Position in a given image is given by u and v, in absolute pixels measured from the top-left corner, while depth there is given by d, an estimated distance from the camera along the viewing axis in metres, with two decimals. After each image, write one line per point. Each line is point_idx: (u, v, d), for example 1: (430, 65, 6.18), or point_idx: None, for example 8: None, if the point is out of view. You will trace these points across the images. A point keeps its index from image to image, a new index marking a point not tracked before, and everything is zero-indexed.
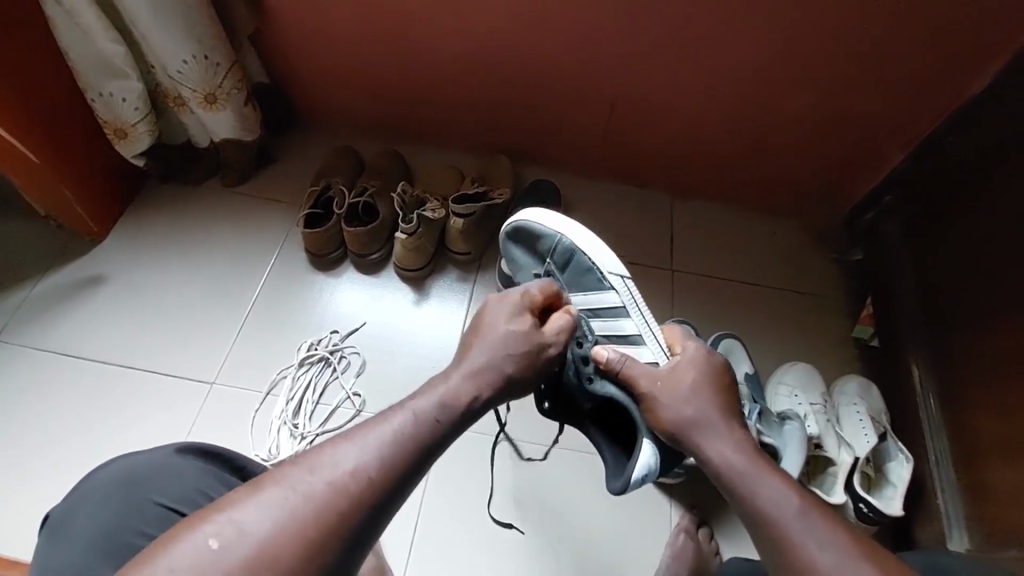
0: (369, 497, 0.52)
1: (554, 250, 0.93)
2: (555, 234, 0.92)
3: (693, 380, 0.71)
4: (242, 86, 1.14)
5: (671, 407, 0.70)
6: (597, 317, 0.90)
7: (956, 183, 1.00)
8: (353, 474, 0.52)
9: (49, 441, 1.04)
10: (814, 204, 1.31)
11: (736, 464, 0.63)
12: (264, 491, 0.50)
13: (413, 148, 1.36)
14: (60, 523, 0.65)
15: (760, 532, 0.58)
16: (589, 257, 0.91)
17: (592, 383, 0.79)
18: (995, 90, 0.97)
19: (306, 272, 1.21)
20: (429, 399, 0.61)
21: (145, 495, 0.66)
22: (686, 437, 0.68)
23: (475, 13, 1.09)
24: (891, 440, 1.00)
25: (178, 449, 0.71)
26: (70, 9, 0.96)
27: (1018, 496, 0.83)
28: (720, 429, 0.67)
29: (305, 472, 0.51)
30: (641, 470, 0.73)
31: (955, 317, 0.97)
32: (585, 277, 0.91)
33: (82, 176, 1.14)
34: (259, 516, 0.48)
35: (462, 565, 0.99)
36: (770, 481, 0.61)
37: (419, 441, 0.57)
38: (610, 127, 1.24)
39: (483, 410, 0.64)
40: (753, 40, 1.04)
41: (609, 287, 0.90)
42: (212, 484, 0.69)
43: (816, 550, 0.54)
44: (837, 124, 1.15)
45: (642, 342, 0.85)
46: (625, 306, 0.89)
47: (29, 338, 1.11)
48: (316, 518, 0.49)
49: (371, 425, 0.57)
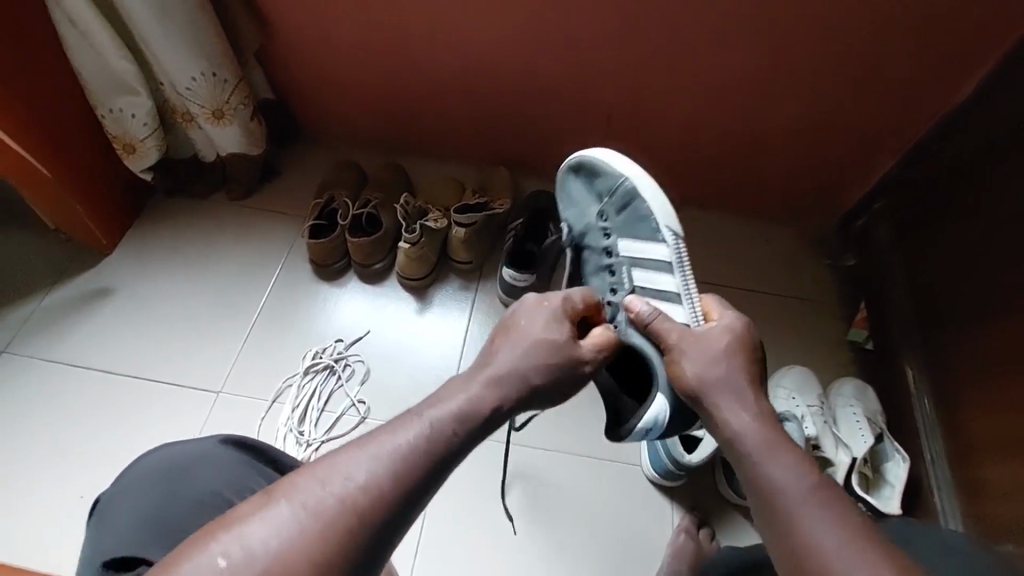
0: (383, 511, 0.48)
1: (614, 191, 0.90)
2: (620, 174, 0.90)
3: (725, 348, 0.66)
4: (248, 101, 1.18)
5: (695, 365, 0.65)
6: (639, 267, 0.87)
7: (944, 188, 1.03)
8: (365, 487, 0.48)
9: (57, 451, 1.05)
10: (806, 211, 1.34)
11: (755, 439, 0.58)
12: (273, 505, 0.46)
13: (414, 161, 1.39)
14: (105, 509, 0.65)
15: (764, 506, 0.55)
16: (648, 205, 0.88)
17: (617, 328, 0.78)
18: (977, 100, 1.01)
19: (310, 282, 1.23)
20: (447, 408, 0.56)
21: (184, 482, 0.65)
22: (704, 396, 0.63)
23: (475, 29, 1.13)
24: (887, 440, 1.03)
25: (221, 440, 0.70)
26: (83, 29, 1.00)
27: (1013, 491, 0.85)
28: (742, 395, 0.62)
29: (316, 482, 0.48)
30: (649, 419, 0.70)
31: (947, 320, 1.00)
32: (640, 223, 0.88)
33: (92, 191, 1.17)
34: (266, 532, 0.45)
35: (466, 570, 1.00)
36: (785, 460, 0.57)
37: (436, 454, 0.52)
38: (606, 139, 1.28)
39: (503, 421, 0.59)
40: (744, 53, 1.08)
41: (661, 240, 0.86)
42: (252, 477, 0.67)
43: (827, 531, 0.51)
44: (827, 134, 1.18)
45: (677, 302, 0.81)
46: (671, 263, 0.85)
47: (37, 350, 1.13)
48: (325, 535, 0.45)
49: (385, 432, 0.52)
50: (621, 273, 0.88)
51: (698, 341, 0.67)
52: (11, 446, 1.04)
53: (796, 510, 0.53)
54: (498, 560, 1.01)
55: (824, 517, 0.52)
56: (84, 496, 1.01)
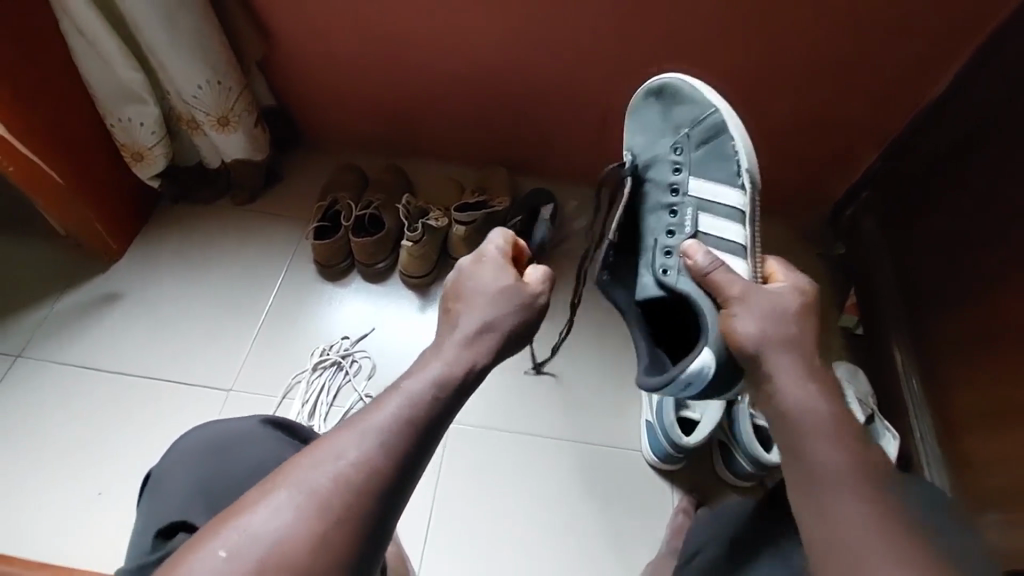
0: (376, 482, 0.52)
1: (700, 123, 0.88)
2: (710, 103, 0.87)
3: (791, 308, 0.69)
4: (252, 108, 1.21)
5: (751, 326, 0.67)
6: (705, 211, 0.86)
7: (925, 176, 1.07)
8: (356, 464, 0.52)
9: (72, 451, 1.08)
10: (796, 203, 1.38)
11: (808, 412, 0.62)
12: (275, 492, 0.51)
13: (413, 162, 1.43)
14: (154, 484, 0.69)
15: (802, 471, 0.61)
16: (734, 142, 0.85)
17: (668, 275, 0.83)
18: (955, 91, 1.06)
19: (315, 282, 1.27)
20: (425, 376, 0.57)
21: (230, 458, 0.69)
22: (758, 358, 0.66)
23: (470, 34, 1.17)
24: (878, 421, 1.06)
25: (261, 421, 0.73)
26: (93, 41, 1.04)
27: (998, 461, 0.89)
28: (798, 365, 0.65)
29: (311, 467, 0.52)
30: (693, 368, 0.72)
31: (932, 303, 1.04)
32: (720, 161, 0.86)
33: (102, 198, 1.20)
34: (271, 517, 0.50)
35: (474, 555, 1.04)
36: (830, 436, 0.61)
37: (419, 423, 0.55)
38: (600, 137, 1.31)
39: (485, 374, 0.61)
40: (731, 51, 1.12)
41: (741, 185, 0.85)
42: (293, 454, 0.70)
43: (853, 506, 0.57)
44: (813, 127, 1.22)
45: (740, 256, 0.84)
46: (746, 212, 0.85)
47: (50, 354, 1.16)
48: (324, 512, 0.50)
49: (372, 410, 0.55)
50: (683, 212, 0.87)
51: (759, 301, 0.69)
52: (28, 447, 1.08)
53: (835, 481, 0.59)
54: (506, 544, 1.05)
55: (852, 490, 0.58)
56: (102, 492, 1.04)
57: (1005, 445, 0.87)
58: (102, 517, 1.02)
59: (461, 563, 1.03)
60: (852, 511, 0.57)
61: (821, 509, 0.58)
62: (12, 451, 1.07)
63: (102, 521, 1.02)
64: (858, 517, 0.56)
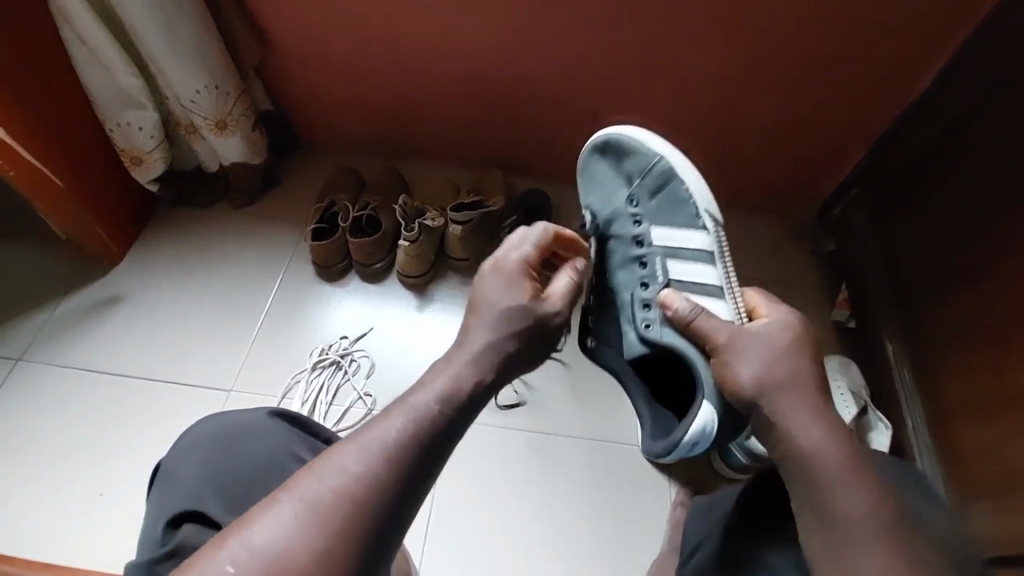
0: (378, 497, 0.50)
1: (650, 173, 0.95)
2: (656, 154, 0.94)
3: (785, 347, 0.70)
4: (249, 112, 1.23)
5: (751, 369, 0.68)
6: (674, 257, 0.91)
7: (913, 171, 1.09)
8: (360, 478, 0.50)
9: (73, 453, 1.08)
10: (787, 200, 1.40)
11: (828, 457, 0.60)
12: (278, 504, 0.49)
13: (409, 164, 1.44)
14: (166, 474, 0.71)
15: (826, 521, 0.58)
16: (686, 188, 0.92)
17: (651, 329, 0.83)
18: (939, 87, 1.08)
19: (313, 283, 1.28)
20: (432, 390, 0.58)
21: (238, 449, 0.70)
22: (761, 401, 0.66)
23: (464, 37, 1.19)
24: (870, 410, 1.10)
25: (269, 413, 0.75)
26: (93, 47, 1.05)
27: (988, 449, 0.90)
28: (807, 409, 0.64)
29: (315, 479, 0.50)
30: (695, 430, 0.73)
31: (922, 295, 1.06)
32: (676, 208, 0.93)
33: (101, 202, 1.22)
34: (272, 530, 0.47)
35: (475, 551, 1.05)
36: (853, 483, 0.59)
37: (425, 437, 0.54)
38: (593, 137, 1.33)
39: (489, 395, 0.61)
40: (720, 51, 1.14)
41: (700, 227, 0.92)
42: (300, 446, 0.72)
43: (867, 554, 0.56)
44: (802, 125, 1.24)
45: (719, 295, 0.87)
46: (710, 252, 0.91)
47: (51, 357, 1.17)
48: (325, 527, 0.48)
49: (376, 424, 0.54)
50: (654, 262, 0.91)
51: (756, 345, 0.70)
52: (30, 449, 1.08)
53: (860, 532, 0.57)
54: (505, 538, 1.06)
55: (873, 540, 0.56)
56: (104, 493, 1.05)
57: (994, 432, 0.89)
58: (104, 518, 1.03)
59: (461, 558, 1.04)
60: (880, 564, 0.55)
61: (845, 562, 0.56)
62: (14, 453, 1.08)
63: (104, 522, 1.03)
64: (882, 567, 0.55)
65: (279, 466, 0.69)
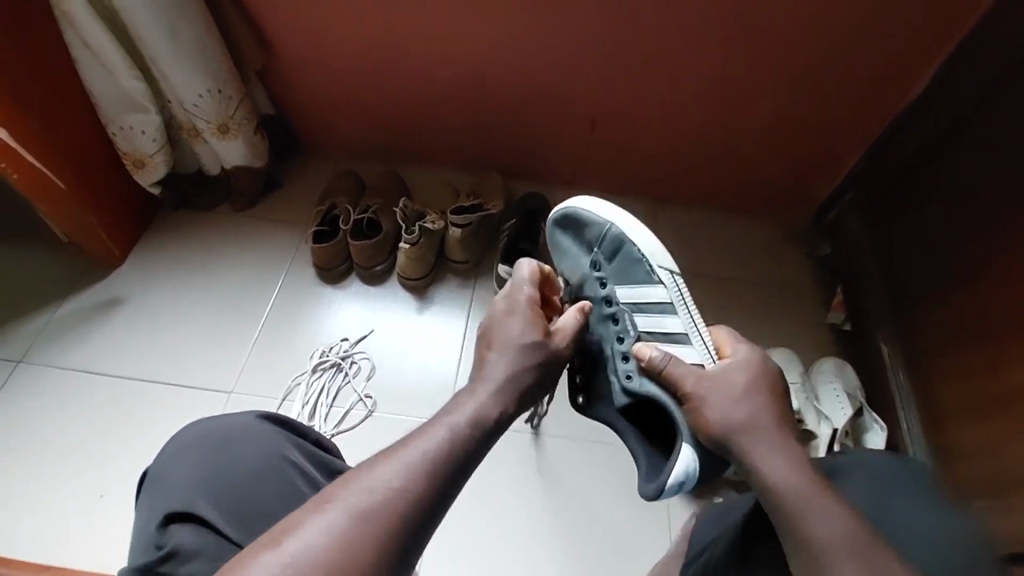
0: (416, 508, 0.52)
1: (604, 239, 0.96)
2: (605, 221, 0.96)
3: (742, 386, 0.71)
4: (251, 116, 1.24)
5: (718, 408, 0.69)
6: (642, 311, 0.90)
7: (907, 175, 1.11)
8: (401, 490, 0.52)
9: (73, 455, 1.09)
10: (783, 204, 1.41)
11: (795, 485, 0.61)
12: (326, 511, 0.49)
13: (409, 168, 1.46)
14: (155, 479, 0.71)
15: (806, 551, 0.57)
16: (639, 248, 0.93)
17: (632, 380, 0.81)
18: (931, 93, 1.10)
19: (314, 285, 1.29)
20: (463, 412, 0.61)
21: (229, 453, 0.70)
22: (733, 441, 0.67)
23: (464, 43, 1.20)
24: (866, 413, 1.11)
25: (259, 417, 0.75)
26: (97, 51, 1.07)
27: (982, 449, 0.91)
28: (773, 443, 0.66)
29: (360, 489, 0.51)
30: (679, 473, 0.71)
31: (916, 298, 1.07)
32: (634, 268, 0.93)
33: (103, 205, 1.22)
34: (320, 535, 0.48)
35: (475, 552, 1.05)
36: (827, 507, 0.59)
37: (458, 454, 0.57)
38: (591, 142, 1.34)
39: (513, 421, 0.64)
40: (717, 57, 1.15)
41: (658, 281, 0.92)
42: (291, 450, 0.72)
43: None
44: (798, 130, 1.26)
45: (687, 342, 0.85)
46: (672, 302, 0.90)
47: (52, 359, 1.17)
48: (371, 533, 0.49)
49: (410, 442, 0.56)
50: (624, 318, 0.89)
51: (730, 387, 0.71)
52: (30, 452, 1.09)
53: (837, 556, 0.56)
54: (504, 540, 1.06)
55: (852, 564, 0.55)
56: (103, 494, 1.05)
57: (988, 432, 0.90)
58: (104, 520, 1.03)
59: (462, 560, 1.04)
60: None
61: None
62: (14, 456, 1.08)
63: (104, 524, 1.03)
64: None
65: (271, 471, 0.69)
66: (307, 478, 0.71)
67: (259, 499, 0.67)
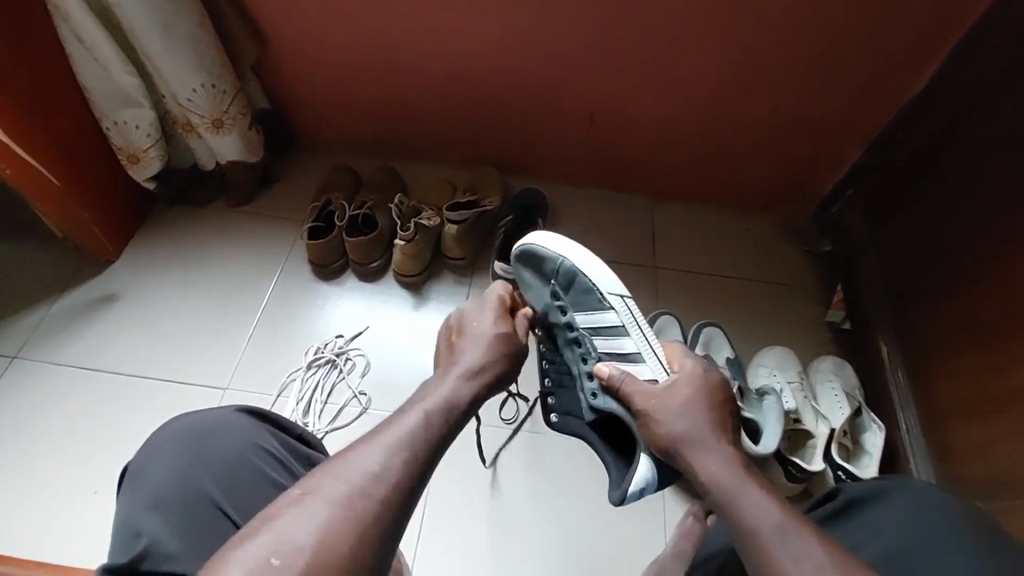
0: (397, 483, 0.53)
1: (559, 271, 1.00)
2: (558, 255, 1.00)
3: (682, 402, 0.73)
4: (246, 111, 1.23)
5: (663, 422, 0.72)
6: (599, 335, 0.96)
7: (908, 172, 1.09)
8: (381, 475, 0.53)
9: (66, 450, 1.09)
10: (783, 201, 1.40)
11: (726, 480, 0.63)
12: (306, 500, 0.50)
13: (405, 164, 1.44)
14: (131, 473, 0.69)
15: (739, 537, 0.59)
16: (590, 278, 0.99)
17: (597, 398, 0.87)
18: (932, 89, 1.08)
19: (310, 281, 1.28)
20: (434, 401, 0.62)
21: (207, 445, 0.70)
22: (676, 453, 0.70)
23: (462, 35, 1.18)
24: (865, 413, 1.08)
25: (236, 409, 0.75)
26: (89, 45, 1.06)
27: (982, 448, 0.90)
28: (709, 445, 0.68)
29: (339, 477, 0.52)
30: (638, 481, 0.81)
31: (917, 296, 1.06)
32: (588, 297, 0.99)
33: (97, 199, 1.22)
34: (304, 523, 0.49)
35: (468, 554, 1.04)
36: (755, 494, 0.61)
37: (428, 440, 0.57)
38: (590, 137, 1.33)
39: (479, 405, 0.67)
40: (716, 52, 1.14)
41: (609, 307, 0.98)
42: (269, 440, 0.72)
43: (788, 560, 0.54)
44: (798, 125, 1.24)
45: (641, 360, 0.91)
46: (624, 324, 0.96)
47: (46, 355, 1.17)
48: (356, 514, 0.50)
49: (386, 429, 0.57)
50: (585, 342, 0.96)
51: (674, 400, 0.74)
52: (25, 447, 1.08)
53: (764, 538, 0.57)
54: (499, 537, 1.06)
55: (776, 545, 0.56)
56: (97, 491, 1.05)
57: (989, 431, 0.89)
58: (98, 516, 1.03)
59: (455, 562, 1.03)
60: (796, 568, 0.54)
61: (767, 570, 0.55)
62: (8, 452, 1.08)
63: (98, 520, 1.03)
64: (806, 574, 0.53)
65: (249, 464, 0.69)
66: (285, 469, 0.70)
67: (244, 492, 0.67)
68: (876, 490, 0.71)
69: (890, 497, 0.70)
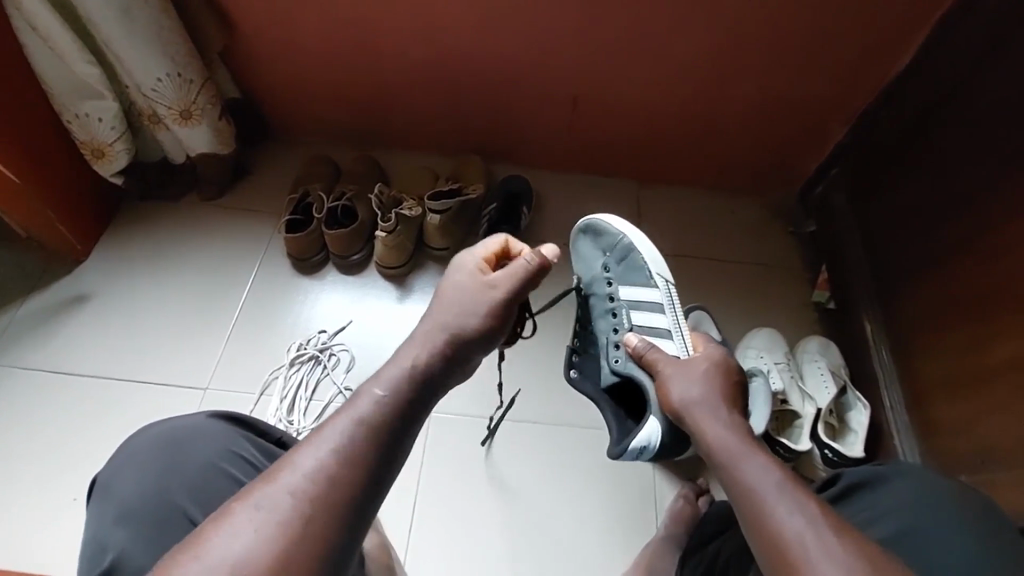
0: (338, 492, 0.48)
1: (615, 246, 1.01)
2: (619, 232, 1.01)
3: (700, 372, 0.73)
4: (216, 100, 1.18)
5: (677, 386, 0.72)
6: (637, 309, 0.96)
7: (891, 152, 1.09)
8: (316, 479, 0.48)
9: (39, 458, 1.05)
10: (767, 182, 1.39)
11: (730, 444, 0.63)
12: (235, 513, 0.46)
13: (384, 152, 1.41)
14: (100, 486, 0.67)
15: (736, 499, 0.59)
16: (642, 256, 0.99)
17: (619, 362, 0.87)
18: (912, 67, 1.08)
19: (289, 276, 1.25)
20: (385, 379, 0.55)
21: (180, 454, 0.68)
22: (686, 414, 0.69)
23: (436, 17, 1.14)
24: (850, 391, 1.10)
25: (210, 415, 0.72)
26: (44, 34, 1.00)
27: (967, 423, 0.91)
28: (717, 411, 0.68)
29: (267, 484, 0.48)
30: (641, 439, 0.81)
31: (900, 276, 1.06)
32: (636, 273, 0.98)
33: (61, 198, 1.16)
34: (231, 538, 0.45)
35: (460, 549, 1.03)
36: (756, 457, 0.60)
37: (370, 438, 0.51)
38: (571, 121, 1.30)
39: (438, 376, 0.59)
40: (696, 31, 1.11)
41: (654, 286, 0.97)
42: (245, 448, 0.69)
43: (784, 517, 0.54)
44: (779, 106, 1.23)
45: (669, 337, 0.91)
46: (663, 304, 0.95)
47: (13, 359, 1.13)
48: (286, 527, 0.46)
49: (328, 423, 0.52)
50: (621, 313, 0.96)
51: (697, 367, 0.74)
52: None
53: (765, 498, 0.56)
54: (485, 534, 1.05)
55: (776, 506, 0.55)
56: (75, 498, 1.02)
57: (974, 408, 0.90)
58: (75, 526, 1.00)
59: (446, 556, 1.03)
60: (795, 527, 0.53)
61: (765, 530, 0.54)
62: None
63: (75, 529, 1.00)
64: (818, 563, 0.50)
65: (224, 471, 0.67)
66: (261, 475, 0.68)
67: (215, 501, 0.65)
68: (879, 472, 0.71)
69: (893, 478, 0.70)
